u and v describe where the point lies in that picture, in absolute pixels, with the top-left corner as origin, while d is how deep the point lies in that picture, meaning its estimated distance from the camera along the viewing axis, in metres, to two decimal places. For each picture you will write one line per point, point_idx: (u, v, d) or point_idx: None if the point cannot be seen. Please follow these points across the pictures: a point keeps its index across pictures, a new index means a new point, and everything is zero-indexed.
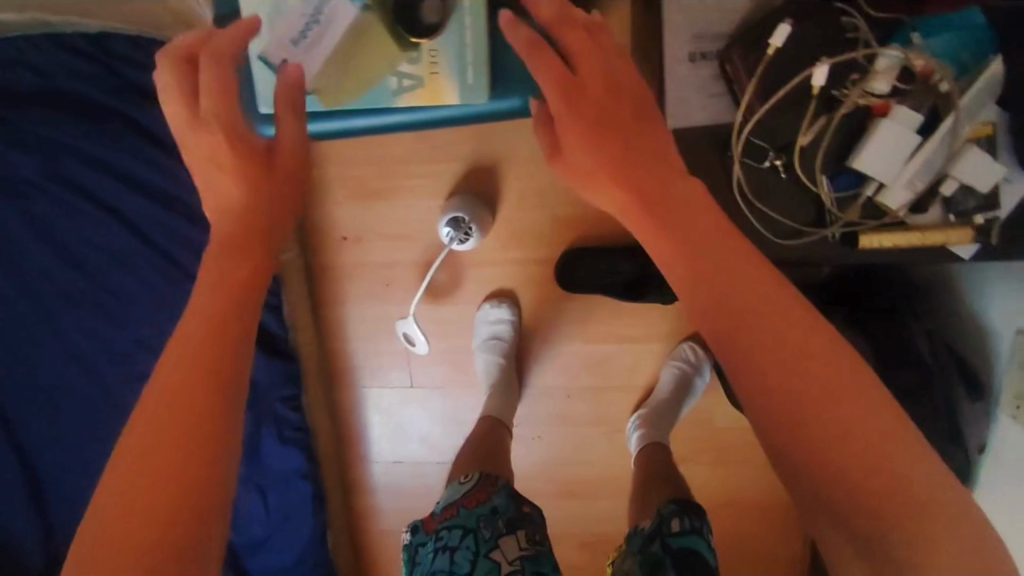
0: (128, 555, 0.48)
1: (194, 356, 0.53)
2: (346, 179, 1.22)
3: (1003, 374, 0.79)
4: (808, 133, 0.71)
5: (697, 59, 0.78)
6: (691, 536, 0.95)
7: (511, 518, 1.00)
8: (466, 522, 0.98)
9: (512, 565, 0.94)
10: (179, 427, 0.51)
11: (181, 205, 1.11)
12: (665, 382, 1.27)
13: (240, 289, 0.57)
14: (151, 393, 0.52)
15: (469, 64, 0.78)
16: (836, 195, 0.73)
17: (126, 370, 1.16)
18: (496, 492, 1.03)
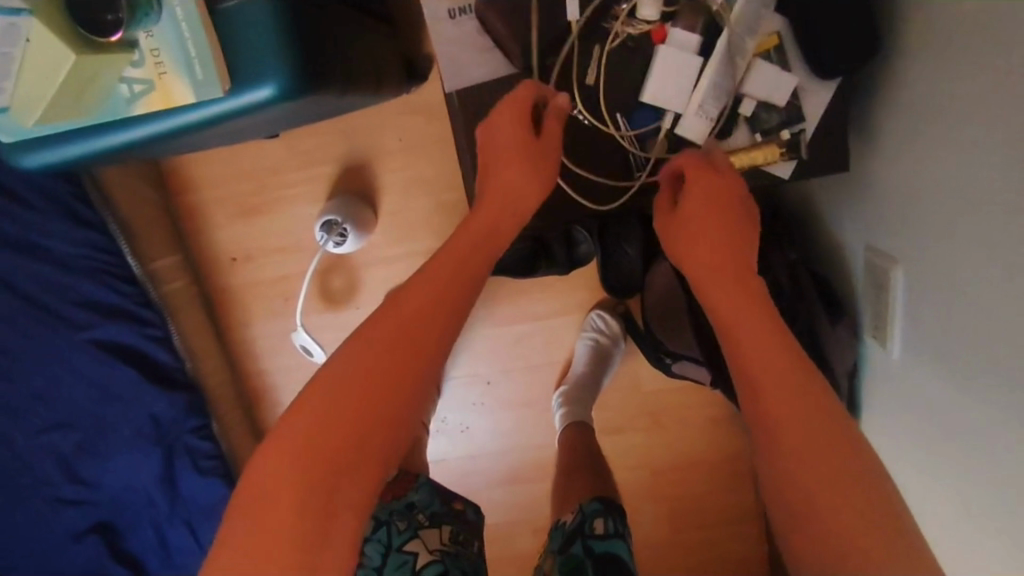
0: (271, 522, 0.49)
1: (397, 336, 0.54)
2: (224, 199, 1.20)
3: (861, 293, 0.76)
4: (592, 73, 0.73)
5: (457, 15, 0.76)
6: (613, 540, 0.80)
7: (434, 511, 0.95)
8: (379, 514, 0.93)
9: (432, 554, 0.88)
10: (359, 407, 0.52)
11: (51, 253, 1.05)
12: (581, 354, 1.22)
13: (469, 283, 0.60)
14: (329, 379, 0.52)
15: (195, 57, 0.56)
16: (638, 133, 0.74)
17: (30, 429, 1.08)
18: (415, 488, 0.97)
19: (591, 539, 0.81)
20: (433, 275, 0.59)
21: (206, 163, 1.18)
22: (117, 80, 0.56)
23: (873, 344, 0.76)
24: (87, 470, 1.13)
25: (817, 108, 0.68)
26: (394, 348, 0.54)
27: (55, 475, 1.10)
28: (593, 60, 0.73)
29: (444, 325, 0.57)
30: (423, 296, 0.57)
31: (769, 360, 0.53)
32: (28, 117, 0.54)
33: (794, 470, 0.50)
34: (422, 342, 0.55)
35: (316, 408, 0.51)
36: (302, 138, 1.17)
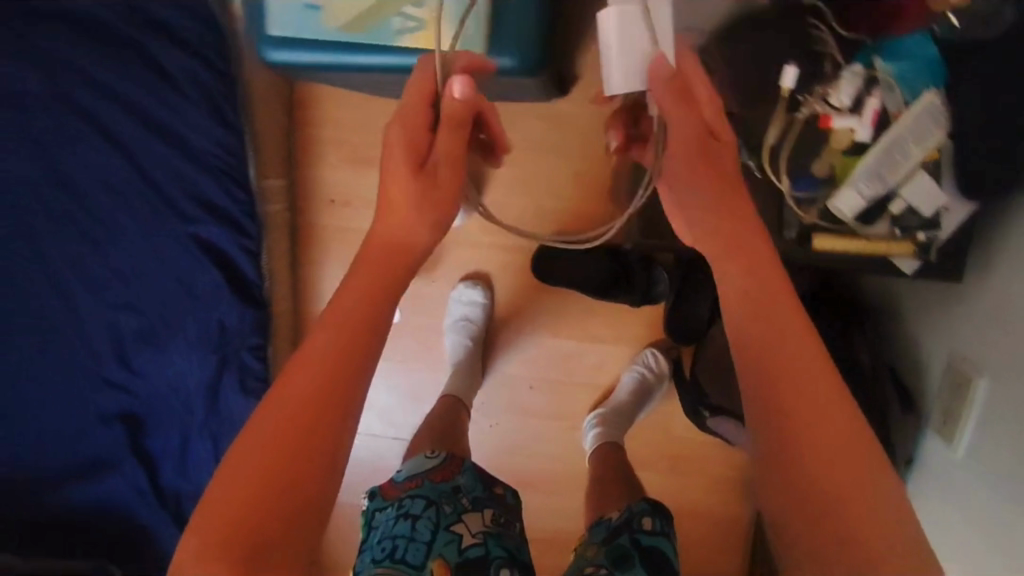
0: (262, 481, 0.53)
1: (349, 316, 0.59)
2: (342, 144, 1.26)
3: (933, 390, 0.84)
4: (775, 133, 0.77)
5: (682, 48, 0.82)
6: (659, 539, 0.87)
7: (477, 495, 0.99)
8: (430, 494, 0.95)
9: (476, 537, 0.92)
10: (271, 461, 0.53)
11: (187, 145, 1.12)
12: (626, 384, 1.29)
13: (378, 311, 0.60)
14: (316, 341, 0.58)
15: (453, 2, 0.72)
16: (798, 195, 0.77)
17: (105, 302, 1.19)
18: (461, 471, 1.02)
19: (639, 534, 0.87)
20: (327, 325, 0.58)
21: (336, 107, 1.25)
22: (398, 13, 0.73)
23: (936, 435, 0.83)
24: (137, 358, 1.21)
25: (953, 222, 0.75)
26: (302, 413, 0.55)
27: (108, 356, 1.21)
28: (778, 125, 0.78)
29: (343, 378, 0.57)
30: (319, 354, 0.57)
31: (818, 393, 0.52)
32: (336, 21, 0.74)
33: (836, 511, 0.49)
34: (328, 400, 0.56)
35: (227, 486, 0.53)
36: None
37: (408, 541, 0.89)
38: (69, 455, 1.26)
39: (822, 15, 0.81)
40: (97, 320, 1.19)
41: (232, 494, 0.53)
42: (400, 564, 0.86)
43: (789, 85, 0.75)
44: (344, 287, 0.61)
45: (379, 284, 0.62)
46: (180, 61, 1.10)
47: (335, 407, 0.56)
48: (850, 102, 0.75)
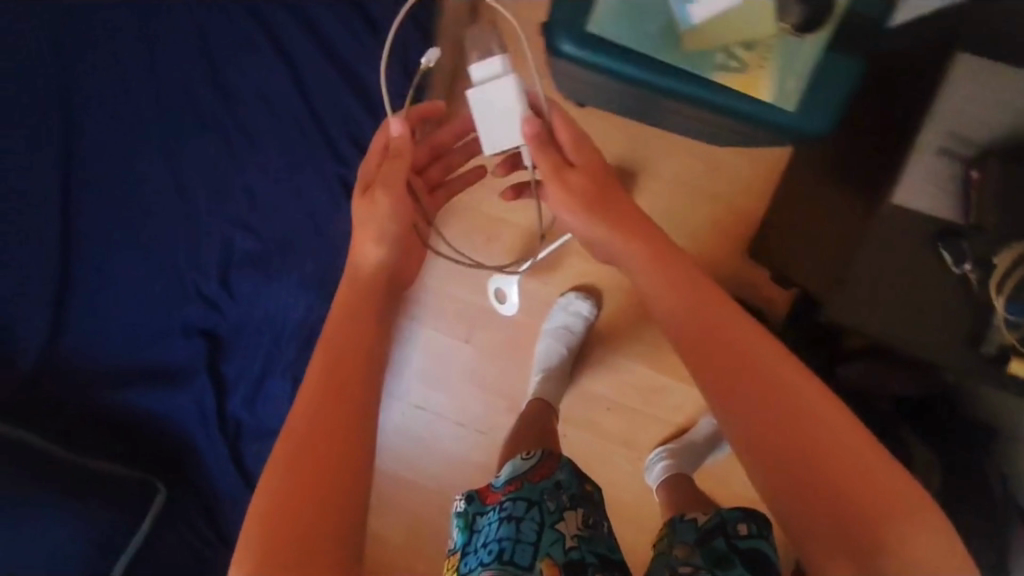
0: (305, 479, 0.63)
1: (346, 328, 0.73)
2: None
3: None
4: (1008, 255, 0.74)
5: (943, 152, 0.77)
6: (757, 541, 0.87)
7: (573, 494, 0.99)
8: (531, 495, 0.95)
9: (574, 539, 0.92)
10: (313, 459, 0.64)
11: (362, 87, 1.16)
12: (703, 428, 1.30)
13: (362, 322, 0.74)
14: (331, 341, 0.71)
15: (794, 73, 0.74)
16: (1009, 317, 0.75)
17: (224, 216, 1.16)
18: (559, 467, 1.02)
19: (735, 539, 0.88)
20: (333, 346, 0.71)
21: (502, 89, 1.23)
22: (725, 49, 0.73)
23: None
24: (240, 281, 1.18)
25: None
26: (327, 411, 0.67)
27: (212, 269, 1.17)
28: (1016, 248, 0.74)
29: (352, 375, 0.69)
30: (326, 363, 0.70)
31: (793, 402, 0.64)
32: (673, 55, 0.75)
33: (825, 502, 0.60)
34: (345, 393, 0.68)
35: (270, 490, 0.63)
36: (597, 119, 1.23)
37: (515, 543, 0.89)
38: (139, 356, 1.21)
39: None
40: (214, 232, 1.17)
41: (287, 498, 0.63)
42: (509, 565, 0.87)
43: None
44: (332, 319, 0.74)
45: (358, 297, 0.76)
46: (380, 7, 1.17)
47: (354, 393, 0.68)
48: None
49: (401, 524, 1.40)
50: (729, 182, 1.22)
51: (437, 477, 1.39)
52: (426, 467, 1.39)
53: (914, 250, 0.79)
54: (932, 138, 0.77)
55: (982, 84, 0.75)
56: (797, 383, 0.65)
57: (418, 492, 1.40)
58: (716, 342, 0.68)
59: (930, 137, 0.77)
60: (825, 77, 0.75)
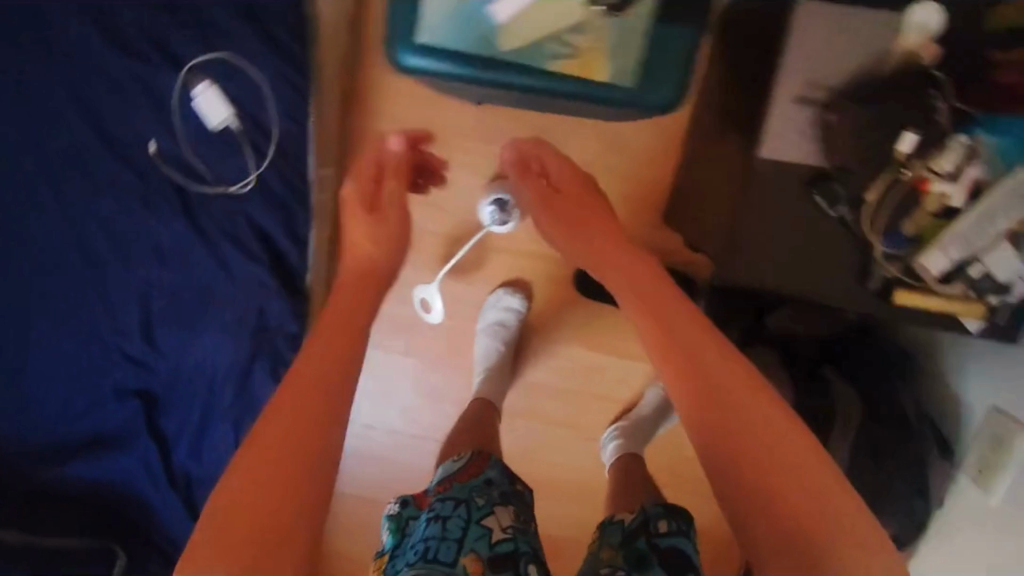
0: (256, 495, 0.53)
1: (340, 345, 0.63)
2: (399, 139, 1.24)
3: (968, 435, 0.91)
4: (873, 192, 0.77)
5: (802, 101, 0.77)
6: (677, 537, 0.94)
7: (503, 491, 1.06)
8: (459, 494, 1.01)
9: (505, 533, 0.97)
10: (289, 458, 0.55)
11: (249, 115, 1.07)
12: (650, 401, 1.33)
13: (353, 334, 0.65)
14: (317, 347, 0.62)
15: (630, 49, 0.76)
16: (885, 251, 0.79)
17: (132, 278, 1.11)
18: (489, 467, 1.10)
19: (656, 537, 0.95)
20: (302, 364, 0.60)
21: (400, 101, 1.23)
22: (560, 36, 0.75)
23: (969, 481, 0.89)
24: (165, 335, 1.14)
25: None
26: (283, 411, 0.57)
27: (136, 333, 1.13)
28: (879, 185, 0.77)
29: (342, 370, 0.61)
30: (320, 362, 0.61)
31: (688, 344, 0.63)
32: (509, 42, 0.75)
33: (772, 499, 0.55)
34: (316, 397, 0.58)
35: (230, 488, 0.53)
36: (493, 117, 1.24)
37: (440, 541, 0.93)
38: (76, 426, 1.17)
39: (942, 80, 0.74)
40: (125, 295, 1.12)
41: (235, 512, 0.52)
42: (433, 562, 0.90)
43: (905, 148, 0.74)
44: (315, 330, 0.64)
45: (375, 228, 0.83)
46: (244, 27, 1.05)
47: (334, 382, 0.60)
48: (952, 170, 0.75)
49: (371, 546, 1.40)
50: (631, 156, 1.23)
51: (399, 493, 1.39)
52: (387, 484, 1.39)
53: (795, 199, 0.80)
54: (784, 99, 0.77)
55: (830, 20, 0.76)
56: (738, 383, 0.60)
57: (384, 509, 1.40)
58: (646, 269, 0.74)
59: (785, 86, 0.77)
60: (659, 49, 0.77)
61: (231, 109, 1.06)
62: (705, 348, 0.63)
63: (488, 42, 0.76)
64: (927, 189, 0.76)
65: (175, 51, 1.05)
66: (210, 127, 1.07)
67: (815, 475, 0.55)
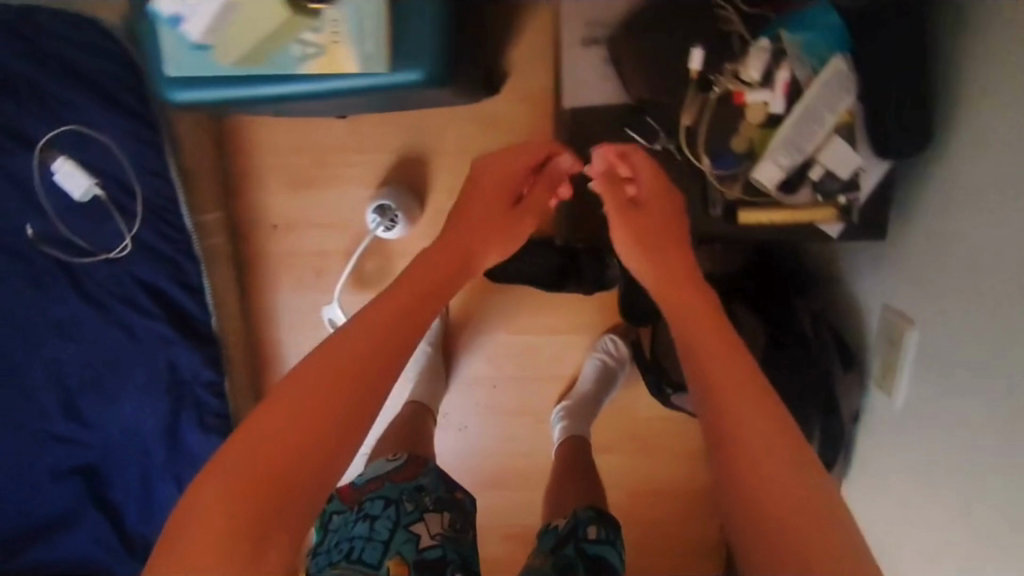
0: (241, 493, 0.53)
1: (377, 338, 0.62)
2: (279, 167, 1.23)
3: (870, 344, 0.87)
4: (689, 115, 0.78)
5: (588, 44, 0.91)
6: (603, 546, 0.96)
7: (439, 496, 1.02)
8: (390, 494, 0.99)
9: (433, 539, 0.95)
10: (274, 458, 0.54)
11: (114, 180, 1.08)
12: (588, 373, 1.30)
13: (403, 341, 0.63)
14: (354, 331, 0.62)
15: (371, 30, 0.62)
16: (718, 173, 0.78)
17: (42, 360, 1.12)
18: (424, 471, 1.05)
19: (584, 542, 0.96)
20: (317, 362, 0.59)
21: (268, 128, 1.21)
22: (294, 40, 0.62)
23: (875, 390, 0.86)
24: (88, 407, 1.16)
25: (871, 183, 0.75)
26: (293, 410, 0.56)
27: (60, 411, 1.15)
28: (693, 107, 0.78)
29: (354, 375, 0.59)
30: (340, 355, 0.60)
31: (708, 349, 0.62)
32: (226, 58, 0.63)
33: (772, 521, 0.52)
34: (332, 401, 0.57)
35: (219, 474, 0.54)
36: (365, 125, 1.22)
37: (365, 541, 0.92)
38: (26, 513, 1.18)
39: None
40: (39, 377, 1.13)
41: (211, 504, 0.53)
42: (356, 562, 0.89)
43: (696, 63, 0.75)
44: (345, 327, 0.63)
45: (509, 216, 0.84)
46: (83, 95, 1.04)
47: (359, 386, 0.59)
48: (763, 77, 0.74)
49: None
50: (508, 132, 1.21)
51: None
52: None
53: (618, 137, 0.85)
54: (571, 48, 0.91)
55: None
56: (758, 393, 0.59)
57: None
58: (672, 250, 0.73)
59: (570, 37, 0.91)
60: (413, 21, 0.65)
61: (92, 177, 1.06)
62: (723, 355, 0.62)
63: (209, 71, 0.64)
64: (743, 101, 0.75)
65: (24, 132, 1.04)
66: (76, 199, 1.07)
67: (798, 491, 0.53)
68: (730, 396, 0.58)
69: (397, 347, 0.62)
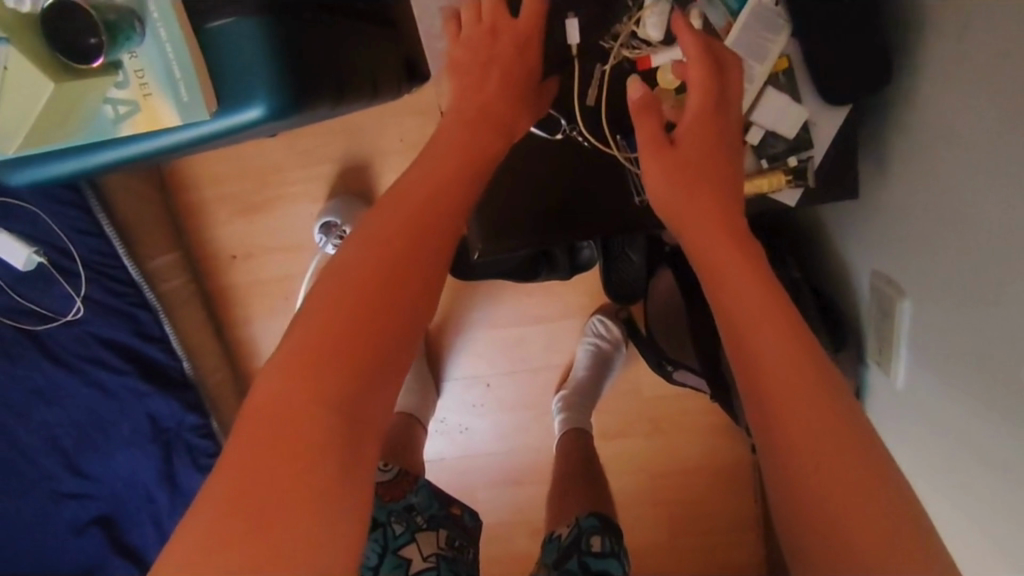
0: (268, 464, 0.43)
1: (395, 251, 0.52)
2: (225, 197, 1.19)
3: (866, 316, 0.75)
4: (592, 93, 0.79)
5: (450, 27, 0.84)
6: (610, 560, 0.82)
7: (433, 514, 0.91)
8: (376, 514, 0.88)
9: (427, 561, 0.86)
10: (304, 412, 0.45)
11: (54, 243, 1.06)
12: (581, 359, 1.21)
13: (423, 260, 0.53)
14: (362, 246, 0.52)
15: (179, 75, 0.54)
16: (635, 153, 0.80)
17: (32, 425, 1.13)
18: (414, 490, 0.93)
19: (588, 557, 0.82)
20: (326, 288, 0.50)
21: (210, 161, 1.17)
22: (100, 101, 0.55)
23: (876, 367, 0.76)
24: (89, 464, 1.17)
25: (825, 136, 0.63)
26: (328, 337, 0.48)
27: (59, 471, 1.16)
28: (593, 79, 0.79)
29: (390, 277, 0.51)
30: (354, 277, 0.50)
31: (746, 305, 0.50)
32: (7, 146, 0.53)
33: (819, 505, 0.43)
34: (377, 316, 0.49)
35: (244, 437, 0.45)
36: (301, 138, 1.16)
37: None
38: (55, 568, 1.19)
39: None
40: (32, 444, 1.14)
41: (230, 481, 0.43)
42: None
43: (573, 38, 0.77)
44: (356, 233, 0.54)
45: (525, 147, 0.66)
46: None
47: (385, 320, 0.49)
48: None
49: None
50: None
51: None
52: None
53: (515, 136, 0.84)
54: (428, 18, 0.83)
55: None
56: (787, 357, 0.47)
57: None
58: (715, 156, 0.60)
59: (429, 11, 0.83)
60: (227, 55, 0.56)
61: (30, 245, 1.04)
62: (770, 305, 0.50)
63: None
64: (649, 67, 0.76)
65: None
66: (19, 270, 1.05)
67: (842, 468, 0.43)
68: (765, 349, 0.48)
69: (421, 246, 0.53)
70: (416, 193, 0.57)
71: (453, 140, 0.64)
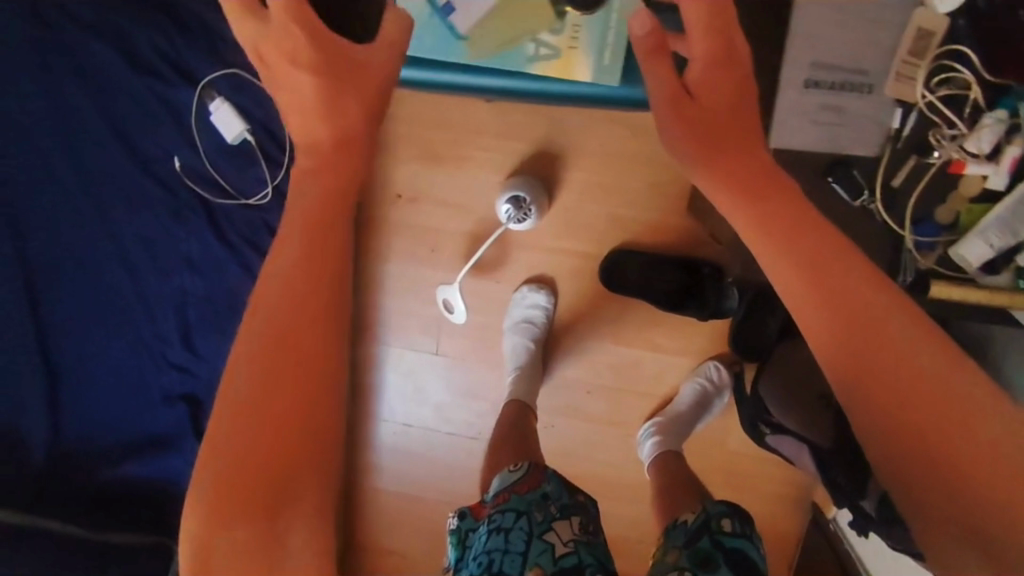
0: (249, 448, 0.49)
1: (319, 235, 0.53)
2: (417, 141, 1.25)
3: None
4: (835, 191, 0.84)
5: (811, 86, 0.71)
6: (742, 540, 0.86)
7: (564, 503, 0.97)
8: (519, 506, 0.93)
9: (568, 546, 0.90)
10: (268, 397, 0.49)
11: (267, 128, 1.11)
12: (686, 396, 1.28)
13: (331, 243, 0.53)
14: (288, 237, 0.53)
15: (608, 45, 0.73)
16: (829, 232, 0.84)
17: (171, 287, 1.16)
18: (547, 479, 0.99)
19: (719, 535, 0.86)
20: (278, 274, 0.52)
21: (418, 102, 1.22)
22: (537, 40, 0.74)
23: None
24: (203, 341, 1.18)
25: None
26: (260, 407, 0.49)
27: (176, 337, 1.17)
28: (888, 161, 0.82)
29: (322, 264, 0.52)
30: (296, 259, 0.52)
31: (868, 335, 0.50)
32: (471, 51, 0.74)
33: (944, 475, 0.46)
34: (312, 304, 0.51)
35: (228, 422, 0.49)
36: (510, 112, 1.22)
37: (503, 554, 0.87)
38: (131, 429, 1.20)
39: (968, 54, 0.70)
40: (164, 304, 1.16)
41: (232, 467, 0.49)
42: None
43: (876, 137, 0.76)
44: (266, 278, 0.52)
45: (332, 67, 0.55)
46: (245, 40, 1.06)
47: (323, 300, 0.52)
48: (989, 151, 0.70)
49: (419, 540, 1.45)
50: (651, 146, 1.20)
51: (443, 488, 1.41)
52: (426, 480, 1.42)
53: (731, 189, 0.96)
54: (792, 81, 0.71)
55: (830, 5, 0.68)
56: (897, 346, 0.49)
57: (424, 503, 1.43)
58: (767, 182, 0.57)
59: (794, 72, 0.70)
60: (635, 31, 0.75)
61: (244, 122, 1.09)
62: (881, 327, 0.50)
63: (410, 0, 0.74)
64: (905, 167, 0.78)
65: (189, 71, 1.08)
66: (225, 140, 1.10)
67: (956, 440, 0.46)
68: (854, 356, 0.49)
69: (334, 255, 0.53)
70: (297, 243, 0.52)
71: (284, 82, 0.56)
